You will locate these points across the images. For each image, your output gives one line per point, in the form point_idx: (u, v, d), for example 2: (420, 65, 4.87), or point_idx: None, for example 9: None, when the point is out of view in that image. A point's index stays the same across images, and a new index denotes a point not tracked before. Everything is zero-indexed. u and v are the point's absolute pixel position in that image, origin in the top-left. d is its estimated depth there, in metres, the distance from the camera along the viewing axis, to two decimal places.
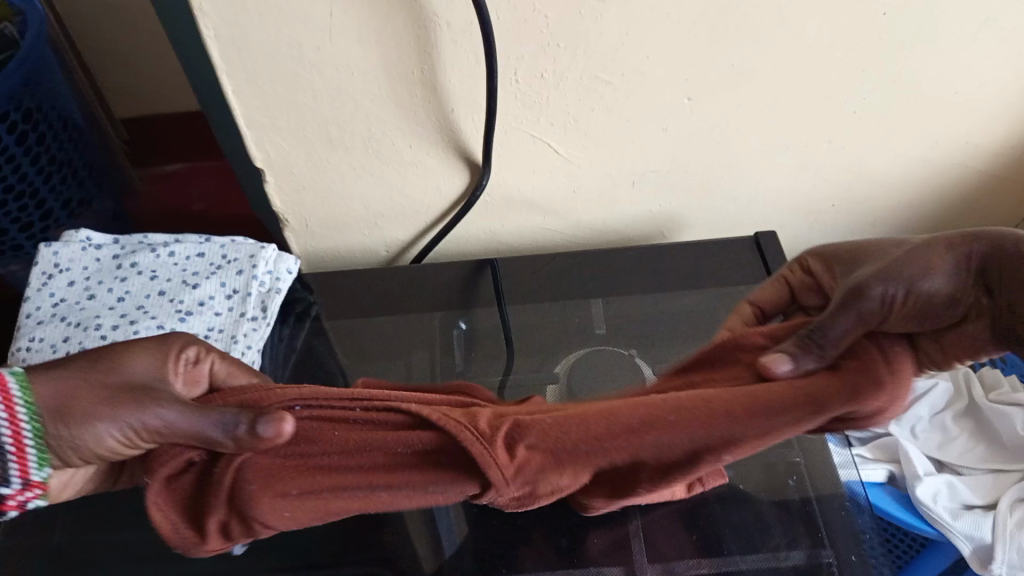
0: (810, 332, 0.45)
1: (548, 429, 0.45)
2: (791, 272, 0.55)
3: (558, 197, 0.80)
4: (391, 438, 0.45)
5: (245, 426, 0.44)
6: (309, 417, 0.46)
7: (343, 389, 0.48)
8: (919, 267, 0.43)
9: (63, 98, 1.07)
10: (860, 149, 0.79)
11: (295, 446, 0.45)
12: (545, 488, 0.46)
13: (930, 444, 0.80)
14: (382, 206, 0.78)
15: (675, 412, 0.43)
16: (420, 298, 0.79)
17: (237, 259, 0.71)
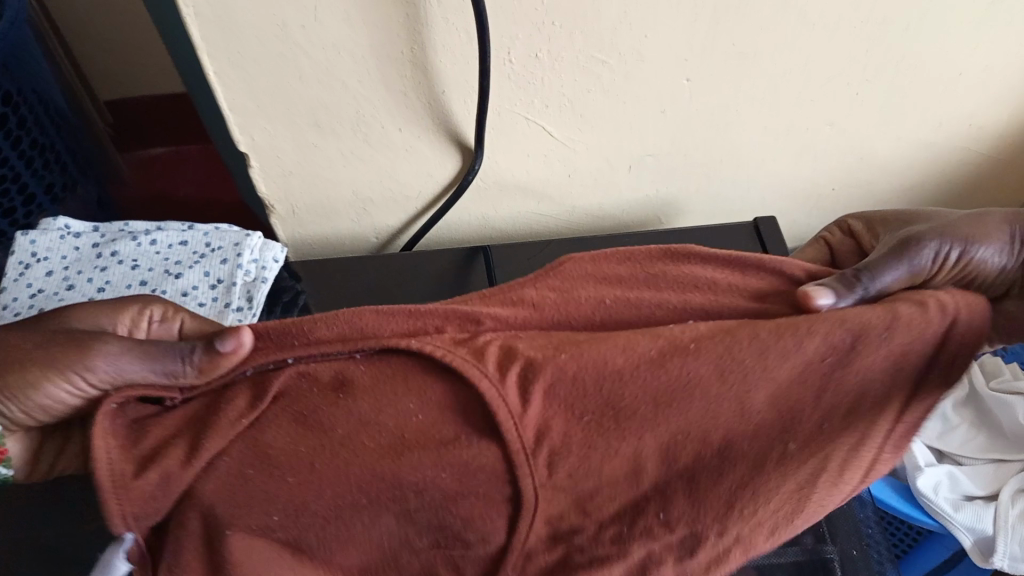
0: (857, 272, 0.45)
1: (566, 373, 0.42)
2: (832, 234, 0.56)
3: (552, 182, 0.77)
4: (407, 401, 0.41)
5: (200, 351, 0.43)
6: (304, 375, 0.42)
7: (343, 333, 0.43)
8: (980, 232, 0.44)
9: (43, 80, 1.04)
10: (863, 131, 0.77)
11: (293, 405, 0.41)
12: (566, 469, 0.42)
13: (931, 433, 0.79)
14: (372, 192, 0.75)
15: (699, 350, 0.42)
16: (411, 287, 0.76)
17: (221, 248, 0.68)
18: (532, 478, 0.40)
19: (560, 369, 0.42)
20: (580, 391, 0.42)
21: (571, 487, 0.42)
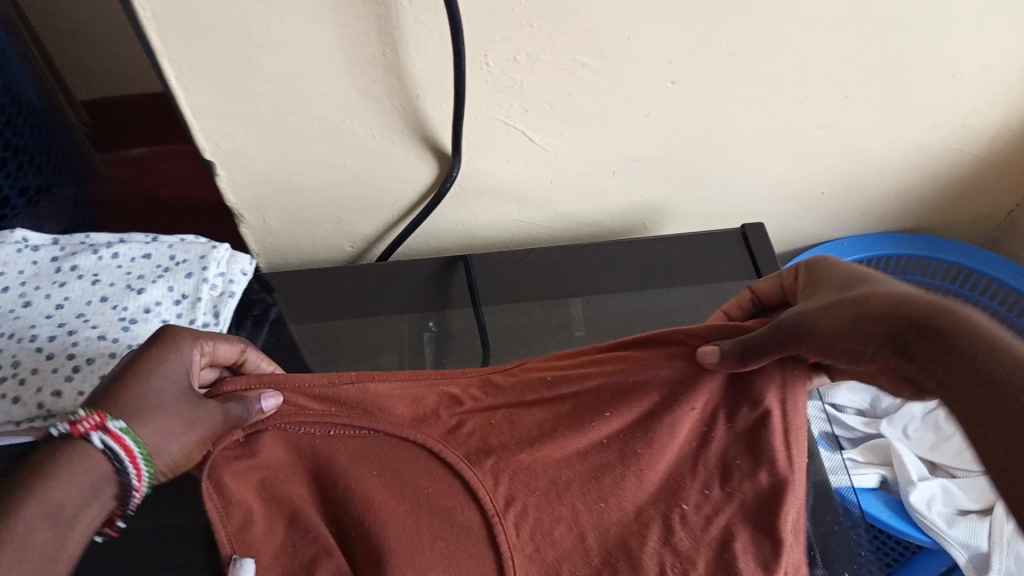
0: (741, 347, 0.48)
1: (522, 458, 0.53)
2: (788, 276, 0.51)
3: (534, 187, 0.75)
4: (417, 465, 0.52)
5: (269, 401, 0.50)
6: (334, 434, 0.52)
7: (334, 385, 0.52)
8: (852, 326, 0.40)
9: (12, 79, 1.00)
10: (855, 133, 0.75)
11: (332, 462, 0.51)
12: (548, 522, 0.51)
13: (923, 445, 0.77)
14: (346, 200, 0.73)
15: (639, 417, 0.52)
16: (389, 298, 0.74)
17: (186, 261, 0.66)
18: (504, 536, 0.51)
19: (508, 449, 0.53)
20: (528, 469, 0.53)
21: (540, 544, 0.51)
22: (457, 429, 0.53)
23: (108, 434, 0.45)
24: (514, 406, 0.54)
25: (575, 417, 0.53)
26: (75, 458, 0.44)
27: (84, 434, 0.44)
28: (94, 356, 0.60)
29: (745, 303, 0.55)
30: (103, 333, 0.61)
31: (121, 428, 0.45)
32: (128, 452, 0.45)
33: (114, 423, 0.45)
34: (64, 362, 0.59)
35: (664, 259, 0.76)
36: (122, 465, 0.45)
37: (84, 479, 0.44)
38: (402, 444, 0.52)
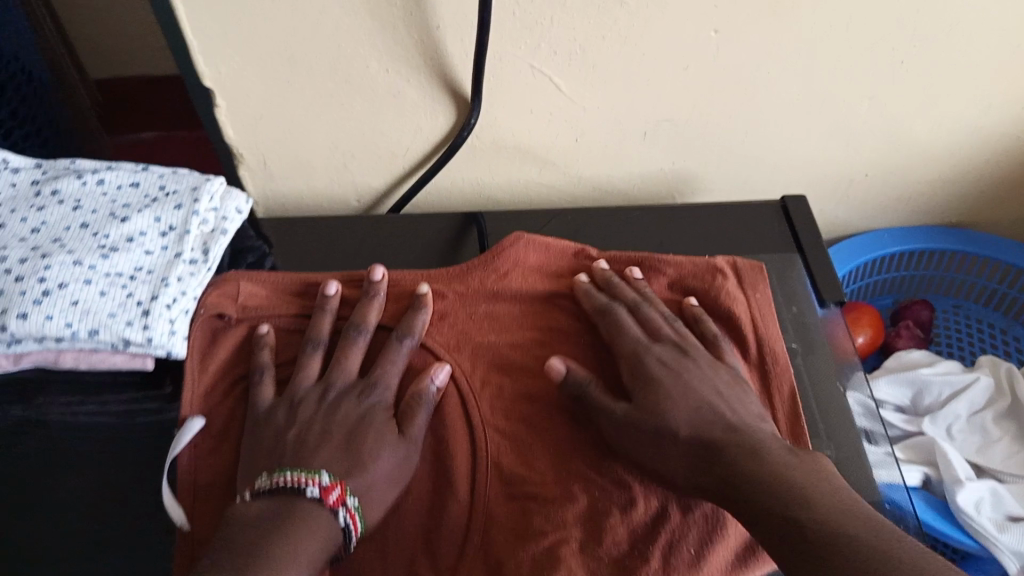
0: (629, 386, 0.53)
1: (498, 354, 0.57)
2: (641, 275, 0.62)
3: (557, 148, 0.68)
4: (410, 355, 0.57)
5: (313, 490, 0.46)
6: (286, 331, 0.58)
7: (297, 285, 0.60)
8: (693, 446, 0.48)
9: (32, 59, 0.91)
10: (905, 107, 0.69)
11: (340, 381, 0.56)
12: (517, 409, 0.55)
13: (968, 447, 0.70)
14: (353, 145, 0.67)
15: (579, 331, 0.59)
16: (389, 255, 0.67)
17: (176, 192, 0.59)
18: (478, 414, 0.54)
19: (484, 335, 0.58)
20: (506, 359, 0.57)
21: (509, 431, 0.54)
22: (443, 322, 0.59)
23: (348, 508, 0.47)
24: (495, 300, 0.60)
25: (555, 309, 0.61)
26: (320, 523, 0.45)
27: (331, 502, 0.46)
28: (67, 281, 0.53)
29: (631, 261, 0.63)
30: (79, 258, 0.54)
31: (357, 507, 0.47)
32: (346, 509, 0.47)
33: (352, 500, 0.47)
34: (32, 285, 0.52)
35: (694, 229, 0.69)
36: (346, 539, 0.47)
37: (320, 538, 0.45)
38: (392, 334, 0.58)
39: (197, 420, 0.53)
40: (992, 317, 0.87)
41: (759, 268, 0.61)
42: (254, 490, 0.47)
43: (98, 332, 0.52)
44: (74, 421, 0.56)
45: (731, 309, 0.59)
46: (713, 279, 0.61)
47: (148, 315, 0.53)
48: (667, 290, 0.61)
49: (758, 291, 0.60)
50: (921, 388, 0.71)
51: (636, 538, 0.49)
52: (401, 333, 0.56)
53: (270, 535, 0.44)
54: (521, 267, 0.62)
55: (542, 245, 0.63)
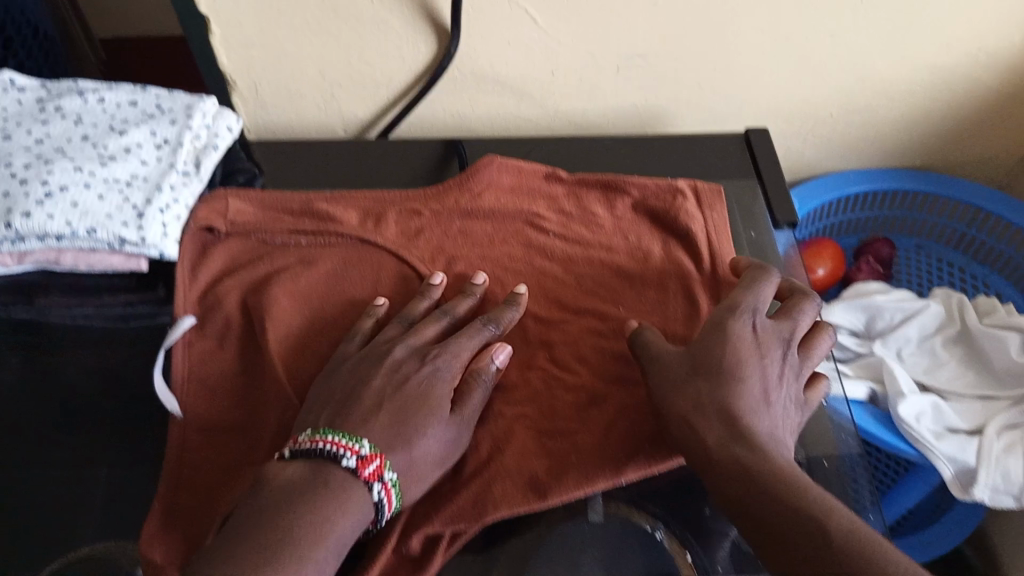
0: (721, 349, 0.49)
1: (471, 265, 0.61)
2: (609, 201, 0.66)
3: (533, 79, 0.72)
4: (379, 265, 0.61)
5: (348, 458, 0.45)
6: (276, 243, 0.62)
7: (290, 203, 0.64)
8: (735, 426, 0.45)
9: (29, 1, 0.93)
10: (867, 49, 0.70)
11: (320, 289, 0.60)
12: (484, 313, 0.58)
13: (917, 368, 0.74)
14: (340, 73, 0.71)
15: (554, 250, 0.62)
16: (372, 177, 0.72)
17: (171, 110, 0.64)
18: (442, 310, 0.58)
19: (465, 250, 0.63)
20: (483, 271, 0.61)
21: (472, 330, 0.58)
22: (422, 237, 0.63)
23: (384, 482, 0.45)
24: (466, 218, 0.64)
25: (523, 227, 0.64)
26: (352, 499, 0.44)
27: (368, 473, 0.45)
28: (68, 185, 0.57)
29: (599, 186, 0.66)
30: (79, 166, 0.58)
31: (393, 482, 0.46)
32: (384, 484, 0.45)
33: (390, 475, 0.46)
34: (36, 188, 0.56)
35: (663, 158, 0.73)
36: (377, 515, 0.45)
37: (350, 519, 0.43)
38: (374, 245, 0.62)
39: (190, 318, 0.57)
40: (951, 256, 0.91)
41: (717, 191, 0.66)
42: (293, 449, 0.46)
43: (95, 231, 0.56)
44: (75, 325, 0.61)
45: (690, 228, 0.63)
46: (673, 199, 0.65)
47: (143, 218, 0.57)
48: (631, 209, 0.65)
49: (714, 210, 0.64)
50: (875, 313, 0.76)
51: (581, 415, 0.53)
52: (487, 320, 0.56)
53: (288, 506, 0.43)
54: (495, 188, 0.66)
55: (516, 168, 0.67)
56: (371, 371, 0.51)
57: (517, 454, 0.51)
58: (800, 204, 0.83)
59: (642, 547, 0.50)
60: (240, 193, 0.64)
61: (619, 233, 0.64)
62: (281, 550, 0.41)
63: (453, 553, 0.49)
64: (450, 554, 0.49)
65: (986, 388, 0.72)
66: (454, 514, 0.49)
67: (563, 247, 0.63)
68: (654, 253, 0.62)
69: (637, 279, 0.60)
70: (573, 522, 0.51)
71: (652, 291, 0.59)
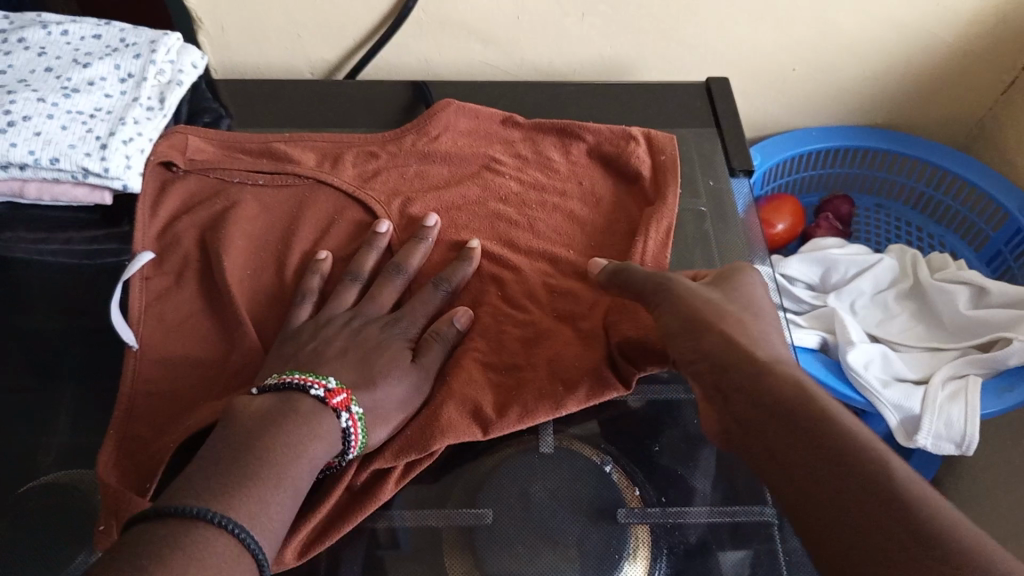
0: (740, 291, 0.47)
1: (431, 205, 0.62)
2: (566, 146, 0.66)
3: (499, 22, 0.72)
4: (336, 205, 0.61)
5: (317, 391, 0.46)
6: (235, 184, 0.62)
7: (253, 145, 0.65)
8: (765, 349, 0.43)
9: None
10: (829, 1, 0.71)
11: (277, 227, 0.60)
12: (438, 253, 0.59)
13: (869, 320, 0.76)
14: (306, 12, 0.71)
15: (509, 192, 0.63)
16: (338, 117, 0.72)
17: (136, 44, 0.64)
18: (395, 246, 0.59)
19: (415, 189, 0.63)
20: (433, 210, 0.62)
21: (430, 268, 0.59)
22: (377, 177, 0.64)
23: (352, 416, 0.46)
24: (425, 160, 0.65)
25: (482, 168, 0.65)
26: (322, 425, 0.44)
27: (336, 404, 0.46)
28: (31, 115, 0.57)
29: (556, 131, 0.67)
30: (42, 96, 0.58)
31: (360, 415, 0.46)
32: (352, 418, 0.46)
33: (357, 408, 0.46)
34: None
35: (627, 108, 0.74)
36: (344, 446, 0.46)
37: (323, 444, 0.44)
38: (330, 186, 0.62)
39: (147, 254, 0.58)
40: (908, 215, 0.93)
41: (671, 137, 0.65)
42: (261, 385, 0.46)
43: (58, 161, 0.56)
44: (39, 259, 0.61)
45: (638, 169, 0.64)
46: (626, 145, 0.65)
47: (105, 148, 0.57)
48: (586, 155, 0.66)
49: (665, 153, 0.65)
50: (829, 266, 0.78)
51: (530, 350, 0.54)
52: (439, 281, 0.56)
53: (266, 429, 0.43)
54: (450, 132, 0.67)
55: (472, 111, 0.68)
56: (325, 321, 0.53)
57: (464, 386, 0.52)
58: (761, 160, 0.84)
59: (590, 478, 0.52)
60: (204, 136, 0.65)
61: (573, 178, 0.64)
62: (260, 468, 0.41)
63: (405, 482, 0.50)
64: (403, 483, 0.50)
65: (934, 339, 0.75)
66: (404, 443, 0.50)
67: (517, 188, 0.64)
68: (605, 198, 0.63)
69: (592, 225, 0.62)
70: (523, 456, 0.53)
71: (600, 237, 0.61)
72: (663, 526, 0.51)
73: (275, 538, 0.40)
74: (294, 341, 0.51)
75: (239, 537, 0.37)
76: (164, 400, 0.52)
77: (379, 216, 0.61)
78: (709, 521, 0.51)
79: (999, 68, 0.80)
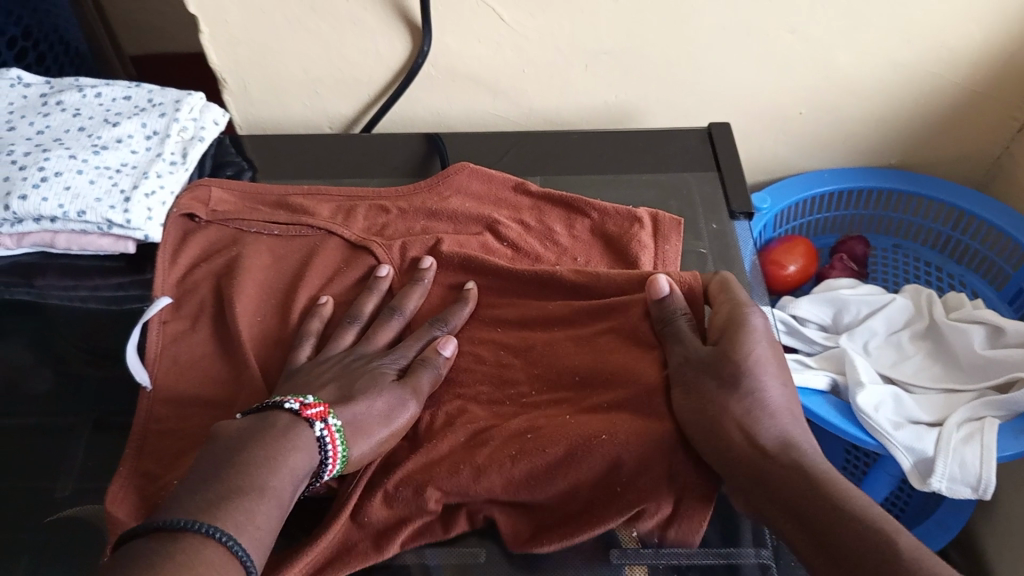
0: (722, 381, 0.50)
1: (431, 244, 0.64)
2: (570, 209, 0.68)
3: (506, 74, 0.75)
4: (340, 259, 0.64)
5: (294, 405, 0.48)
6: (249, 234, 0.65)
7: (273, 199, 0.68)
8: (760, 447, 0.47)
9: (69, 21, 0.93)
10: (827, 44, 0.72)
11: (289, 276, 0.63)
12: (439, 295, 0.62)
13: (884, 361, 0.76)
14: (322, 71, 0.75)
15: (510, 245, 0.65)
16: (352, 166, 0.76)
17: (162, 104, 0.69)
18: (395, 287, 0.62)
19: (418, 237, 0.65)
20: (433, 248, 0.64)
21: (430, 310, 0.61)
22: (385, 231, 0.66)
23: (328, 425, 0.48)
24: (432, 219, 0.67)
25: (485, 213, 0.67)
26: (299, 437, 0.46)
27: (311, 415, 0.48)
28: (63, 171, 0.61)
29: (564, 208, 0.68)
30: (74, 154, 0.62)
31: (337, 427, 0.48)
32: (328, 428, 0.48)
33: (333, 419, 0.48)
34: (33, 173, 0.61)
35: (631, 154, 0.76)
36: (321, 457, 0.47)
37: (303, 453, 0.46)
38: (339, 237, 0.64)
39: (164, 300, 0.61)
40: (928, 255, 0.93)
41: (676, 222, 0.66)
42: (245, 411, 0.49)
43: (85, 213, 0.60)
44: (70, 304, 0.65)
45: (638, 254, 0.63)
46: (630, 227, 0.65)
47: (129, 201, 0.61)
48: (589, 231, 0.66)
49: (668, 241, 0.65)
50: (841, 307, 0.78)
51: None
52: (435, 321, 0.58)
53: (248, 443, 0.45)
54: (461, 194, 0.69)
55: (486, 175, 0.70)
56: (325, 361, 0.55)
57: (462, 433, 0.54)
58: (771, 203, 0.85)
59: None
60: (225, 184, 0.69)
61: (569, 253, 0.65)
62: (243, 479, 0.43)
63: (414, 545, 0.50)
64: (410, 547, 0.50)
65: (951, 380, 0.74)
66: (404, 498, 0.50)
67: (515, 241, 0.65)
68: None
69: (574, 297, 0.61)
70: None
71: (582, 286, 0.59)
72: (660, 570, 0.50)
73: (264, 545, 0.41)
74: (296, 378, 0.54)
75: (227, 545, 0.39)
76: (170, 437, 0.54)
77: (381, 260, 0.63)
78: (706, 563, 0.50)
79: (1008, 105, 0.79)
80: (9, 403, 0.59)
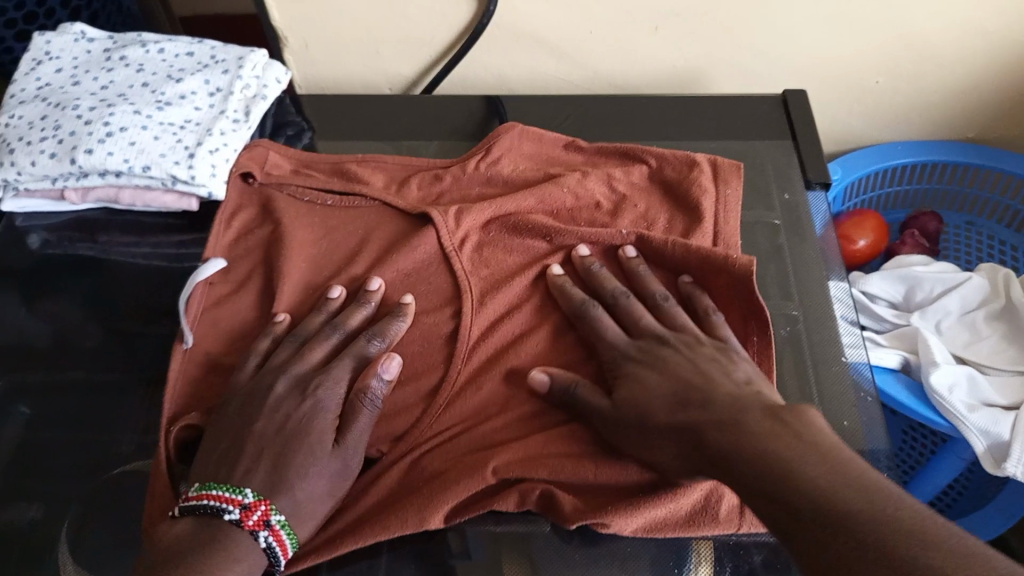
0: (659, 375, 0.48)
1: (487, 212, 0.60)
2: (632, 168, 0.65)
3: (572, 37, 0.72)
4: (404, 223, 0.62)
5: (229, 514, 0.46)
6: (299, 201, 0.64)
7: (330, 164, 0.67)
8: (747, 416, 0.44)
9: None
10: (911, 10, 0.69)
11: (337, 251, 0.62)
12: (501, 261, 0.60)
13: (956, 342, 0.73)
14: (384, 30, 0.73)
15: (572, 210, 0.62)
16: (409, 128, 0.74)
17: (224, 60, 0.68)
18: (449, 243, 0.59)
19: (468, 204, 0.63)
20: (489, 216, 0.60)
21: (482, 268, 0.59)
22: (440, 200, 0.65)
23: (273, 528, 0.46)
24: (489, 183, 0.65)
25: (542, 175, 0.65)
26: (239, 549, 0.44)
27: (255, 522, 0.46)
28: (127, 126, 0.61)
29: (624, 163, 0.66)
30: (138, 109, 0.62)
31: (283, 524, 0.46)
32: (274, 532, 0.46)
33: (277, 518, 0.46)
34: (98, 128, 0.60)
35: (697, 119, 0.73)
36: (271, 559, 0.46)
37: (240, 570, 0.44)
38: (390, 207, 0.63)
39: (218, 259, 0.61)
40: (1002, 233, 0.88)
41: (736, 166, 0.64)
42: (183, 505, 0.46)
43: (149, 168, 0.60)
44: (132, 259, 0.64)
45: (699, 199, 0.61)
46: (688, 171, 0.63)
47: (193, 157, 0.61)
48: (647, 178, 0.65)
49: (729, 186, 0.63)
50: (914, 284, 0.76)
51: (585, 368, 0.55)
52: (371, 334, 0.54)
53: (179, 563, 0.43)
54: (513, 154, 0.67)
55: (536, 136, 0.68)
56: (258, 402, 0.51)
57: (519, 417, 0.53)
58: (841, 175, 0.82)
59: None
60: (276, 146, 0.68)
61: (629, 201, 0.63)
62: None
63: (458, 519, 0.48)
64: (455, 521, 0.48)
65: None
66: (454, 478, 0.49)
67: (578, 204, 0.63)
68: (658, 225, 0.61)
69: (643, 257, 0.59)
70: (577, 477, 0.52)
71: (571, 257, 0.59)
72: (726, 546, 0.49)
73: None
74: (265, 412, 0.51)
75: None
76: None
77: (437, 226, 0.59)
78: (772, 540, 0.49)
79: None
80: (69, 357, 0.59)
